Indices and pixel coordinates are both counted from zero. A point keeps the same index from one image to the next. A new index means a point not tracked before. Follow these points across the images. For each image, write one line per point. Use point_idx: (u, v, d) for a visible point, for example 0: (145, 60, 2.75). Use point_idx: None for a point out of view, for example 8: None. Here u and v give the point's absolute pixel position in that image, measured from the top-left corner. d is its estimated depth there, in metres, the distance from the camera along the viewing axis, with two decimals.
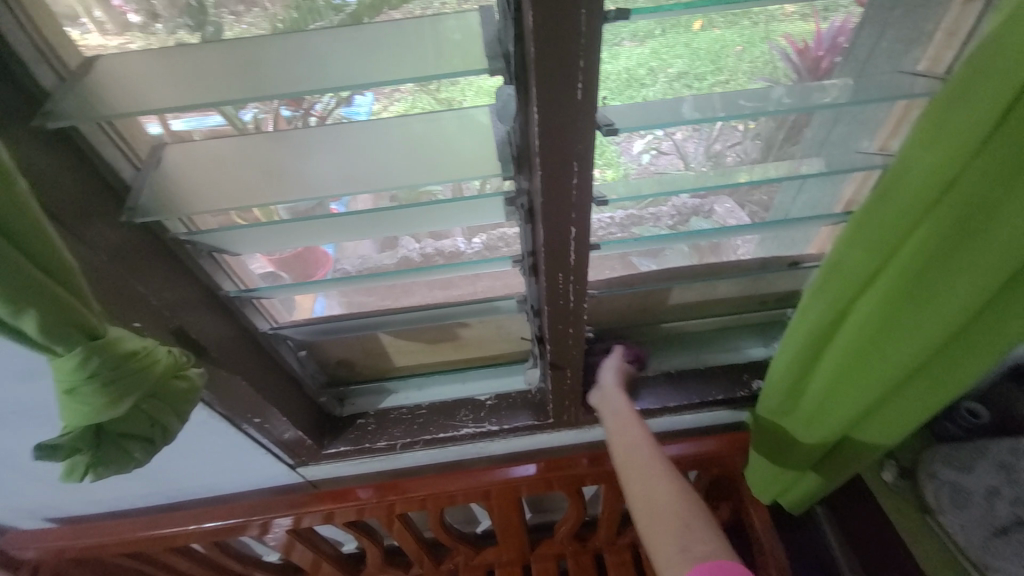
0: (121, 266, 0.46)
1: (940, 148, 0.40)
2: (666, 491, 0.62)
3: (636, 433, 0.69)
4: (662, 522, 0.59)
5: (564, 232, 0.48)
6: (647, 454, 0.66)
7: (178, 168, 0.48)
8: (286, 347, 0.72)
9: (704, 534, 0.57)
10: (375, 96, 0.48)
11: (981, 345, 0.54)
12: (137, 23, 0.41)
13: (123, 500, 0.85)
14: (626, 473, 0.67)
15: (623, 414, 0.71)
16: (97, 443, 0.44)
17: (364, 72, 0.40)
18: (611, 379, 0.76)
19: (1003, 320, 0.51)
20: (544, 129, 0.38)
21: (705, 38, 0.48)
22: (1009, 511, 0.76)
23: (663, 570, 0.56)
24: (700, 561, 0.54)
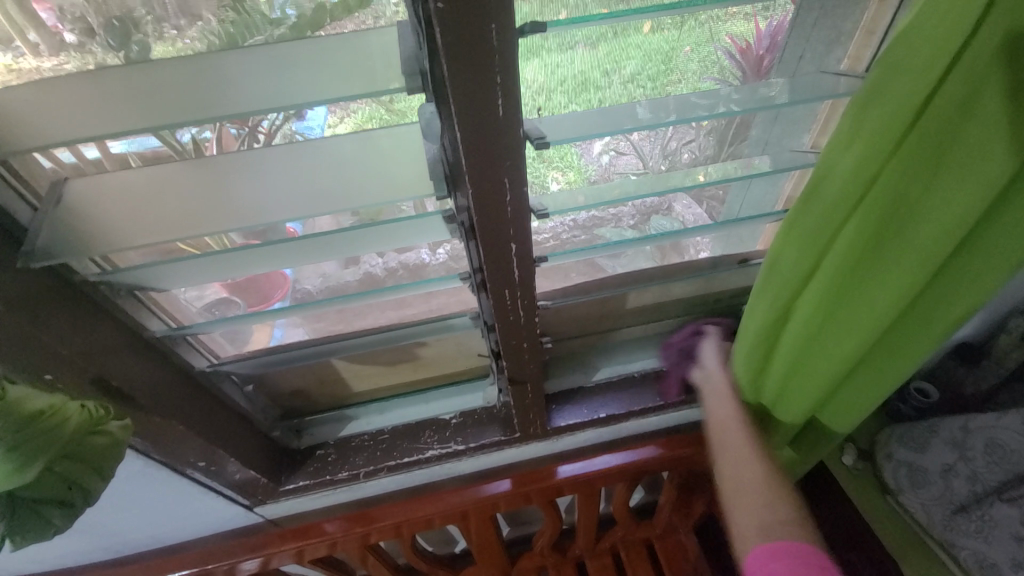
0: (21, 316, 0.42)
1: (861, 145, 0.41)
2: (755, 471, 0.62)
3: (728, 409, 0.68)
4: (745, 500, 0.62)
5: (505, 248, 0.47)
6: (738, 432, 0.66)
7: (81, 205, 0.43)
8: (230, 384, 0.68)
9: (783, 515, 0.59)
10: (330, 109, 0.46)
11: (920, 330, 0.55)
12: (73, 43, 0.38)
13: (66, 558, 0.79)
14: (718, 448, 0.67)
15: (719, 391, 0.69)
16: (10, 511, 0.41)
17: (301, 90, 0.39)
18: (714, 360, 0.73)
19: (939, 306, 0.53)
20: (468, 147, 0.37)
21: (656, 40, 0.48)
22: (966, 488, 0.80)
23: (740, 539, 0.61)
24: (775, 540, 0.57)
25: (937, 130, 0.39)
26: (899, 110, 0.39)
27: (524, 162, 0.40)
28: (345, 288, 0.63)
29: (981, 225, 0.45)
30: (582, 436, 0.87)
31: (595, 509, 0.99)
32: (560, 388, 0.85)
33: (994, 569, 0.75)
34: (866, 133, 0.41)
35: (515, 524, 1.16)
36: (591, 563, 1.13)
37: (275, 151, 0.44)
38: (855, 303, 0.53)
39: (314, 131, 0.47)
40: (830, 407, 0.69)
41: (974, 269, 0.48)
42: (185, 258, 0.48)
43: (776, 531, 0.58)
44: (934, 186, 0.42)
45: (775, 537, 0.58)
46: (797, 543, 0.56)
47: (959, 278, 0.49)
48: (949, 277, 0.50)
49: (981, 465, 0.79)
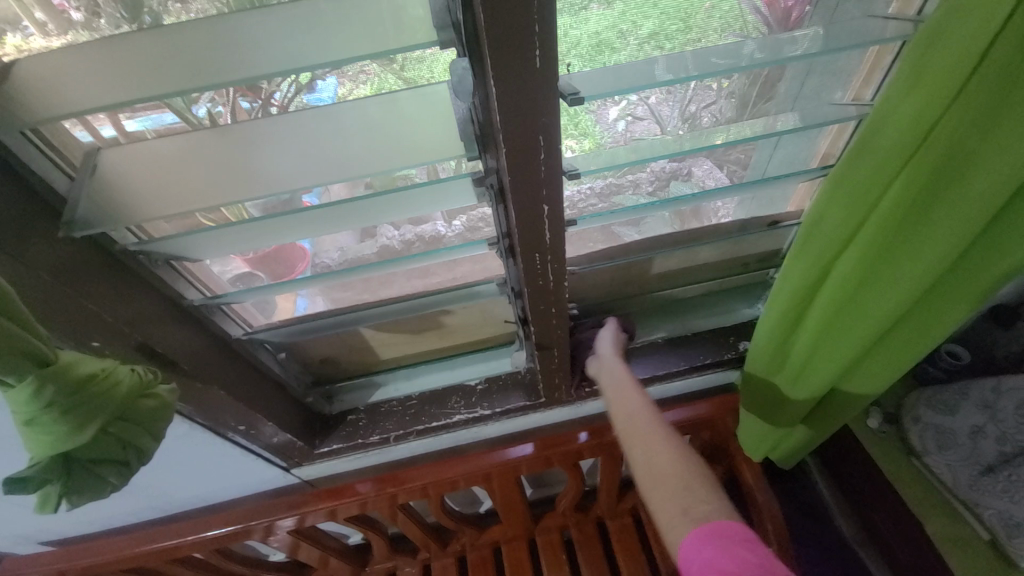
0: (68, 286, 0.43)
1: (918, 97, 0.39)
2: (669, 455, 0.59)
3: (635, 401, 0.67)
4: (660, 485, 0.57)
5: (536, 212, 0.46)
6: (647, 419, 0.64)
7: (116, 174, 0.44)
8: (264, 351, 0.69)
9: (703, 494, 0.54)
10: (339, 80, 0.46)
11: (965, 291, 0.54)
12: (80, 21, 0.38)
13: (117, 516, 0.83)
14: (627, 439, 0.64)
15: (623, 383, 0.69)
16: (67, 472, 0.41)
17: (303, 52, 0.38)
18: (611, 349, 0.75)
19: (988, 266, 0.51)
20: (504, 106, 0.36)
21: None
22: (994, 449, 0.80)
23: (665, 532, 0.54)
24: (698, 524, 0.51)
25: (997, 81, 0.37)
26: (956, 63, 0.37)
27: (559, 121, 0.39)
28: (363, 262, 0.63)
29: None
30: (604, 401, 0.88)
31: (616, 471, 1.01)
32: None
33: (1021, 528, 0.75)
34: (924, 85, 0.39)
35: (537, 485, 1.20)
36: (612, 523, 1.16)
37: (286, 117, 0.43)
38: (897, 266, 0.51)
39: (324, 97, 0.46)
40: (862, 374, 0.68)
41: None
42: (225, 225, 0.49)
43: (701, 512, 0.52)
44: (989, 140, 0.40)
45: (703, 517, 0.52)
46: (721, 520, 0.51)
47: (1010, 235, 0.47)
48: (1000, 234, 0.48)
49: (1009, 426, 0.79)
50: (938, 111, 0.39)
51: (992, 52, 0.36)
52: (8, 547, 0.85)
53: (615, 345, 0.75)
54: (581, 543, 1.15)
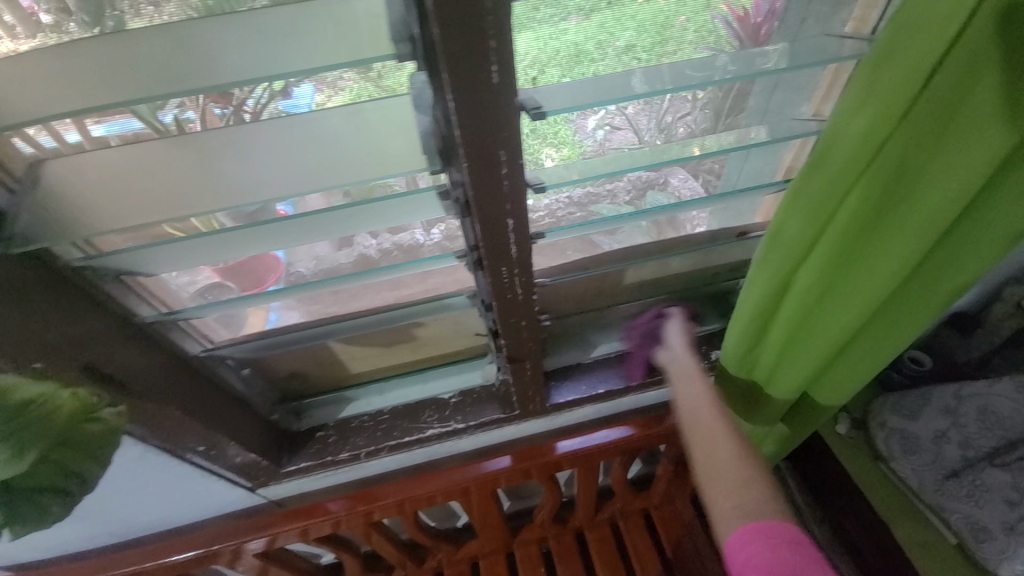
0: (8, 303, 0.41)
1: (869, 110, 0.40)
2: (730, 453, 0.62)
3: (697, 390, 0.68)
4: (720, 481, 0.61)
5: (501, 225, 0.46)
6: (709, 413, 0.66)
7: (65, 185, 0.42)
8: (226, 368, 0.67)
9: (760, 493, 0.59)
10: (317, 86, 0.43)
11: (922, 297, 0.55)
12: (49, 23, 0.36)
13: (70, 543, 0.79)
14: (689, 431, 0.67)
15: (687, 372, 0.70)
16: (8, 500, 0.39)
17: (278, 60, 0.37)
18: (680, 341, 0.74)
19: (944, 274, 0.52)
20: (462, 119, 0.35)
21: (650, 9, 0.45)
22: (958, 454, 0.81)
23: (716, 520, 0.60)
24: (751, 520, 0.57)
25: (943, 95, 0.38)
26: (905, 78, 0.38)
27: (520, 134, 0.39)
28: (339, 271, 0.60)
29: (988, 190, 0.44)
30: (581, 411, 0.88)
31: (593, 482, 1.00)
32: (557, 364, 0.85)
33: (986, 533, 0.76)
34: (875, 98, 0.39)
35: (515, 498, 1.18)
36: (591, 533, 1.16)
37: (240, 128, 0.42)
38: (855, 274, 0.52)
39: (303, 103, 0.44)
40: (827, 381, 0.69)
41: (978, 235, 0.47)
42: (183, 238, 0.47)
43: (755, 510, 0.58)
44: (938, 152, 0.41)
45: (758, 515, 0.57)
46: (770, 520, 0.56)
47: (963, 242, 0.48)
48: (954, 242, 0.49)
49: (972, 431, 0.80)
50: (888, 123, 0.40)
51: (941, 67, 0.37)
52: None
53: (685, 336, 0.75)
54: (560, 555, 1.14)
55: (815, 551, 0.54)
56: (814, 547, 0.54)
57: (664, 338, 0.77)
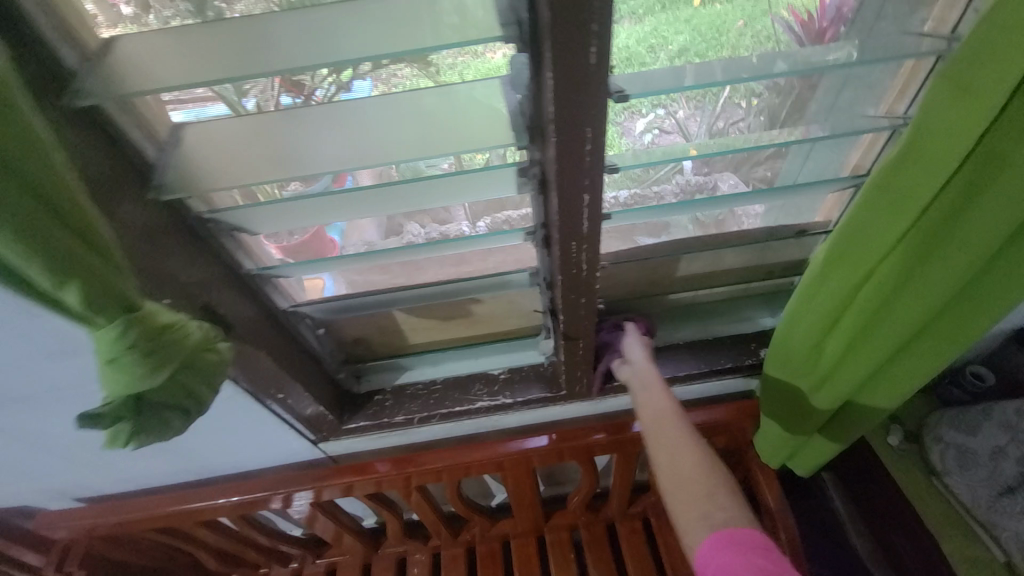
0: (149, 242, 0.48)
1: (969, 104, 0.40)
2: (693, 466, 0.62)
3: (663, 404, 0.70)
4: (688, 492, 0.61)
5: (578, 200, 0.49)
6: (673, 425, 0.67)
7: (198, 147, 0.49)
8: (305, 326, 0.73)
9: (726, 506, 0.58)
10: (374, 83, 0.50)
11: (987, 298, 0.55)
12: (128, 16, 0.43)
13: (150, 478, 0.88)
14: (654, 442, 0.67)
15: (653, 388, 0.71)
16: (137, 412, 0.45)
17: (380, 46, 0.41)
18: (642, 356, 0.75)
19: (1009, 274, 0.52)
20: (559, 94, 0.39)
21: (705, 14, 0.49)
22: (1014, 470, 0.80)
23: (684, 531, 0.59)
24: (714, 530, 0.56)
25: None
26: (1006, 74, 0.38)
27: (606, 113, 0.42)
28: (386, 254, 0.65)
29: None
30: (624, 398, 0.90)
31: (629, 474, 1.01)
32: None
33: None
34: (973, 93, 0.40)
35: (549, 483, 1.21)
36: (622, 526, 1.17)
37: (346, 105, 0.49)
38: (931, 267, 0.52)
39: (361, 92, 0.50)
40: (879, 384, 0.69)
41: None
42: (295, 198, 0.54)
43: (719, 519, 0.57)
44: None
45: (733, 520, 0.56)
46: (735, 529, 0.55)
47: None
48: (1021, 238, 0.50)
49: None
50: (983, 123, 0.41)
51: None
52: (42, 503, 0.89)
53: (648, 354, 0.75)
54: (590, 544, 1.15)
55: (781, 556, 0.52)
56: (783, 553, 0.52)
57: (625, 355, 0.78)
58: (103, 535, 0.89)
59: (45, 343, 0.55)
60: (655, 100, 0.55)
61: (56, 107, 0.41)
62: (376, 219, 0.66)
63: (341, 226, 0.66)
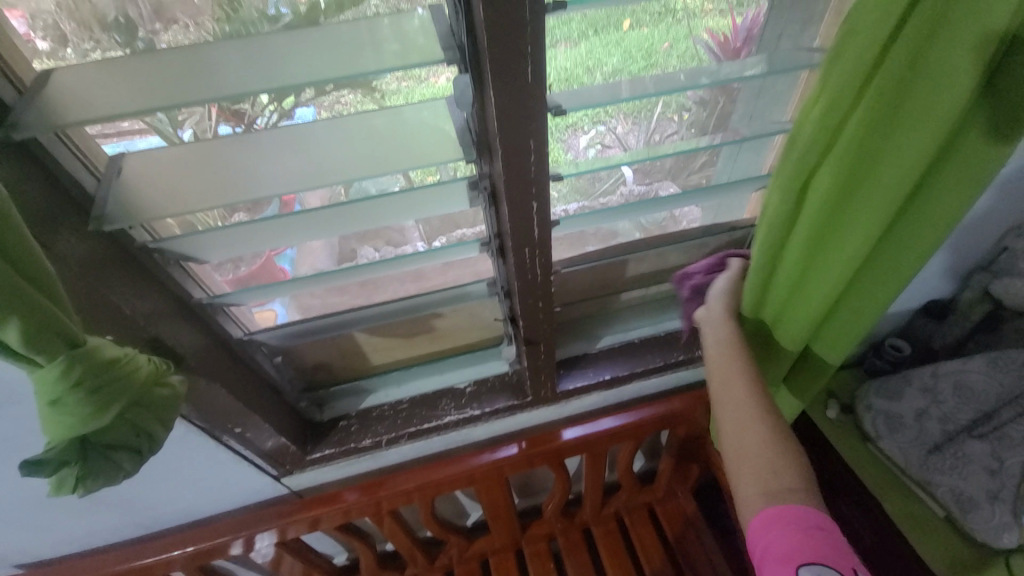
0: (91, 276, 0.47)
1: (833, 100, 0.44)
2: (760, 438, 0.57)
3: (738, 367, 0.61)
4: (750, 465, 0.57)
5: (527, 208, 0.52)
6: (743, 390, 0.59)
7: (139, 176, 0.48)
8: (262, 355, 0.72)
9: (791, 482, 0.55)
10: (317, 108, 0.52)
11: (886, 282, 0.58)
12: (44, 51, 0.43)
13: (96, 536, 0.81)
14: (719, 405, 0.61)
15: (726, 345, 0.63)
16: (84, 455, 0.42)
17: (325, 70, 0.43)
18: (722, 307, 0.66)
19: (902, 260, 0.56)
20: (501, 109, 0.42)
21: (634, 37, 0.53)
22: (938, 429, 0.87)
23: (740, 502, 0.58)
24: (775, 503, 0.54)
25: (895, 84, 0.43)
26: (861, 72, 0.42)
27: (546, 126, 0.46)
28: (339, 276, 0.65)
29: (938, 175, 0.48)
30: (589, 399, 0.93)
31: (600, 474, 1.04)
32: (566, 355, 0.91)
33: (971, 503, 0.81)
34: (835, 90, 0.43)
35: (524, 495, 1.22)
36: (598, 529, 1.18)
37: (293, 129, 0.49)
38: (830, 247, 0.56)
39: (304, 118, 0.52)
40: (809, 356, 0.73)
41: (926, 220, 0.51)
42: (251, 221, 0.53)
43: (781, 494, 0.54)
44: (893, 133, 0.46)
45: (798, 498, 0.54)
46: (802, 505, 0.53)
47: (914, 228, 0.52)
48: (910, 224, 0.52)
49: (950, 406, 0.87)
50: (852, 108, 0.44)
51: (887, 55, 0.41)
52: None
53: (726, 296, 0.67)
54: (568, 551, 1.16)
55: (841, 536, 0.53)
56: (831, 525, 0.53)
57: (709, 296, 0.68)
58: None
59: None
60: (594, 118, 0.60)
61: None
62: (329, 245, 0.67)
63: (291, 255, 0.67)
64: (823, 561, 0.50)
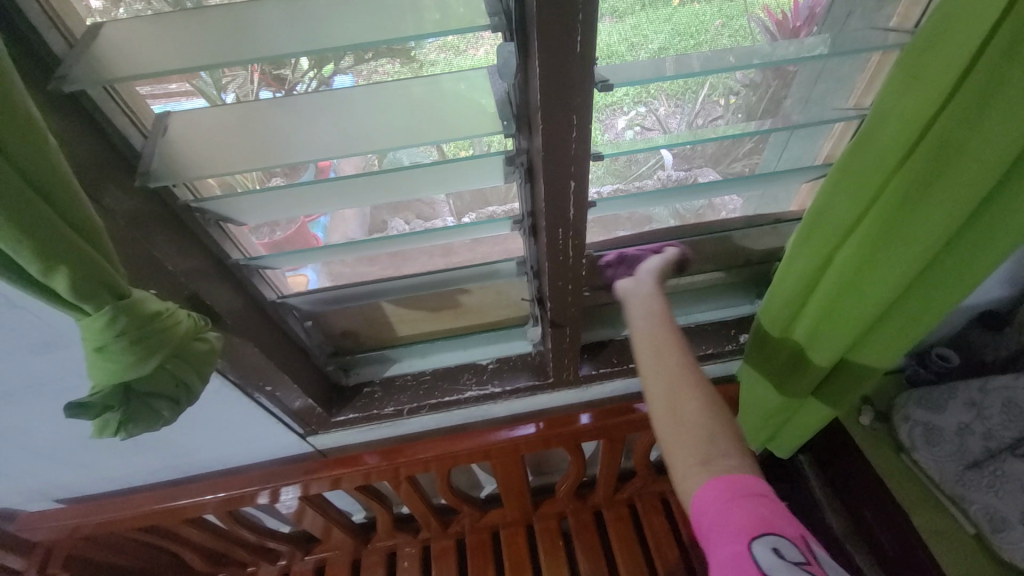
0: (137, 231, 0.49)
1: (920, 88, 0.42)
2: (694, 406, 0.57)
3: (670, 343, 0.62)
4: (687, 436, 0.56)
5: (565, 187, 0.50)
6: (676, 363, 0.60)
7: (181, 136, 0.49)
8: (293, 317, 0.74)
9: (736, 451, 0.54)
10: (353, 77, 0.52)
11: (948, 282, 0.56)
12: (97, 9, 0.44)
13: (135, 476, 0.87)
14: (649, 378, 0.61)
15: (656, 322, 0.64)
16: (127, 401, 0.45)
17: (365, 34, 0.42)
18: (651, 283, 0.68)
19: (972, 257, 0.53)
20: (546, 81, 0.41)
21: (684, 13, 0.50)
22: (980, 445, 0.84)
23: (678, 480, 0.56)
24: (716, 475, 0.52)
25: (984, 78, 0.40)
26: (953, 56, 0.40)
27: (591, 102, 0.44)
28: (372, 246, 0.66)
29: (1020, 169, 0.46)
30: (611, 385, 0.92)
31: (616, 460, 1.03)
32: (592, 340, 0.90)
33: (1004, 522, 0.79)
34: (923, 82, 0.42)
35: (538, 473, 1.23)
36: (609, 512, 1.19)
37: (337, 94, 0.49)
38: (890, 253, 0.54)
39: (341, 86, 0.51)
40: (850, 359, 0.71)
41: (1001, 223, 0.49)
42: (286, 186, 0.53)
43: (722, 465, 0.53)
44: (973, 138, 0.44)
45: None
46: (741, 475, 0.52)
47: (990, 224, 0.50)
48: (979, 232, 0.51)
49: (995, 423, 0.84)
50: (936, 105, 0.42)
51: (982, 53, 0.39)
52: (21, 505, 0.87)
53: (657, 273, 0.70)
54: (578, 531, 1.17)
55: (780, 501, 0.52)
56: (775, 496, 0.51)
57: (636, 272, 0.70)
58: (85, 536, 0.87)
59: (25, 337, 0.55)
60: (636, 98, 0.57)
61: (44, 93, 0.41)
62: (361, 215, 0.67)
63: (324, 223, 0.67)
64: (778, 532, 0.48)
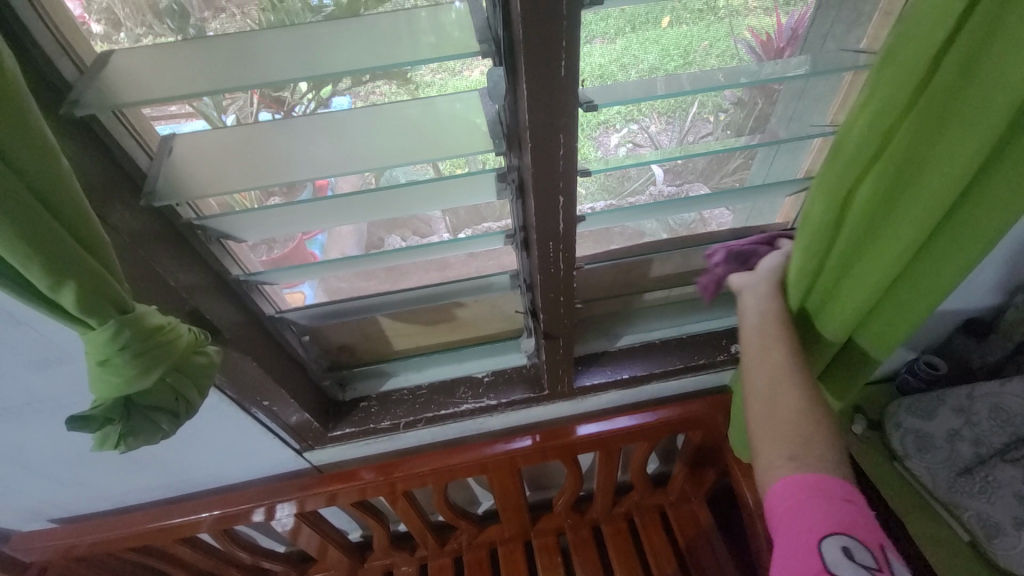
0: (142, 247, 0.50)
1: (876, 106, 0.45)
2: (795, 403, 0.55)
3: (778, 337, 0.59)
4: (778, 430, 0.56)
5: (554, 202, 0.52)
6: (780, 358, 0.58)
7: (183, 158, 0.51)
8: (291, 333, 0.75)
9: (820, 451, 0.53)
10: (352, 98, 0.54)
11: (928, 289, 0.57)
12: (98, 34, 0.46)
13: (130, 495, 0.87)
14: (751, 369, 0.59)
15: (766, 313, 0.61)
16: (127, 414, 0.46)
17: (360, 59, 0.44)
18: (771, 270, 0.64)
19: (949, 261, 0.54)
20: (532, 101, 0.43)
21: (672, 35, 0.53)
22: (971, 451, 0.85)
23: (760, 469, 0.57)
24: (804, 471, 0.53)
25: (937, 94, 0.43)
26: (905, 76, 0.42)
27: (576, 122, 0.46)
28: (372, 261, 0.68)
29: (989, 175, 0.47)
30: (605, 397, 0.93)
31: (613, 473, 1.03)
32: (585, 352, 0.91)
33: (997, 529, 0.79)
34: (880, 98, 0.44)
35: (536, 487, 1.23)
36: (607, 527, 1.18)
37: (332, 117, 0.51)
38: (869, 258, 0.56)
39: (340, 107, 0.54)
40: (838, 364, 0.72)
41: (971, 228, 0.51)
42: (287, 203, 0.55)
43: (810, 465, 0.53)
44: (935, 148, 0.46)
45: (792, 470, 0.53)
46: (831, 477, 0.52)
47: (963, 233, 0.51)
48: (953, 236, 0.52)
49: (983, 429, 0.84)
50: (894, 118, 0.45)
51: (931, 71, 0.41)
52: (14, 525, 0.87)
53: (779, 272, 0.64)
54: (576, 546, 1.16)
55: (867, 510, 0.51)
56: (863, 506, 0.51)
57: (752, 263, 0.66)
58: (77, 556, 0.86)
59: (26, 354, 0.56)
60: (628, 116, 0.60)
61: (58, 117, 0.43)
62: (358, 232, 0.69)
63: (321, 241, 0.69)
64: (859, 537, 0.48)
